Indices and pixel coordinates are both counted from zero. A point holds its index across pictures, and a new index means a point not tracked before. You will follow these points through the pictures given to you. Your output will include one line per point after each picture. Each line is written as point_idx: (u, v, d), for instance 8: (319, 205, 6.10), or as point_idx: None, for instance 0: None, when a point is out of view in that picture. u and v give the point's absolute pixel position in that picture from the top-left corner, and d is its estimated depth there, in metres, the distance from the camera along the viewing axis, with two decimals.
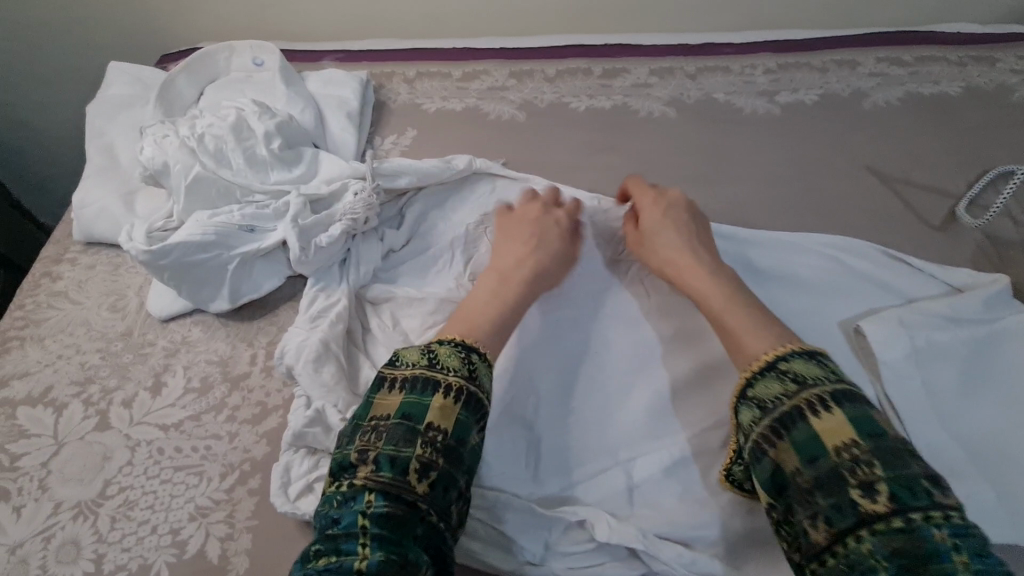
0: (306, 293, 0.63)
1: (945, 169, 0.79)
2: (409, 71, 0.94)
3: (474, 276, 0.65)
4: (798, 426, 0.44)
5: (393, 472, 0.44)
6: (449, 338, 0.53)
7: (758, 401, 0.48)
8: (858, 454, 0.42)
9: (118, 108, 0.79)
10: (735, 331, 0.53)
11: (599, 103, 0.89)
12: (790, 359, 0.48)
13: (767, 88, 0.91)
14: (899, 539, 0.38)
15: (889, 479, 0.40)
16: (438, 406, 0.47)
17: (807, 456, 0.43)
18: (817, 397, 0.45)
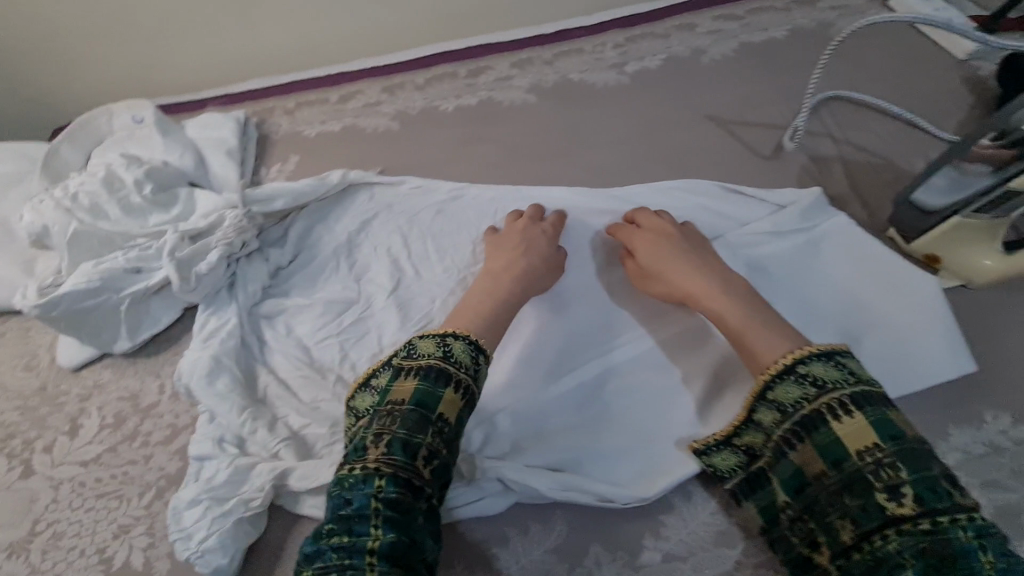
0: (199, 318, 0.69)
1: (774, 106, 0.89)
2: (289, 103, 1.00)
3: (358, 278, 0.73)
4: (820, 430, 0.49)
5: (402, 456, 0.48)
6: (459, 333, 0.56)
7: (779, 404, 0.52)
8: (880, 456, 0.46)
9: (8, 184, 0.84)
10: (746, 333, 0.56)
11: (467, 101, 0.96)
12: (808, 362, 0.51)
13: (617, 61, 0.99)
14: (925, 539, 0.42)
15: (912, 481, 0.44)
16: (448, 399, 0.52)
17: (830, 461, 0.48)
18: (838, 401, 0.49)
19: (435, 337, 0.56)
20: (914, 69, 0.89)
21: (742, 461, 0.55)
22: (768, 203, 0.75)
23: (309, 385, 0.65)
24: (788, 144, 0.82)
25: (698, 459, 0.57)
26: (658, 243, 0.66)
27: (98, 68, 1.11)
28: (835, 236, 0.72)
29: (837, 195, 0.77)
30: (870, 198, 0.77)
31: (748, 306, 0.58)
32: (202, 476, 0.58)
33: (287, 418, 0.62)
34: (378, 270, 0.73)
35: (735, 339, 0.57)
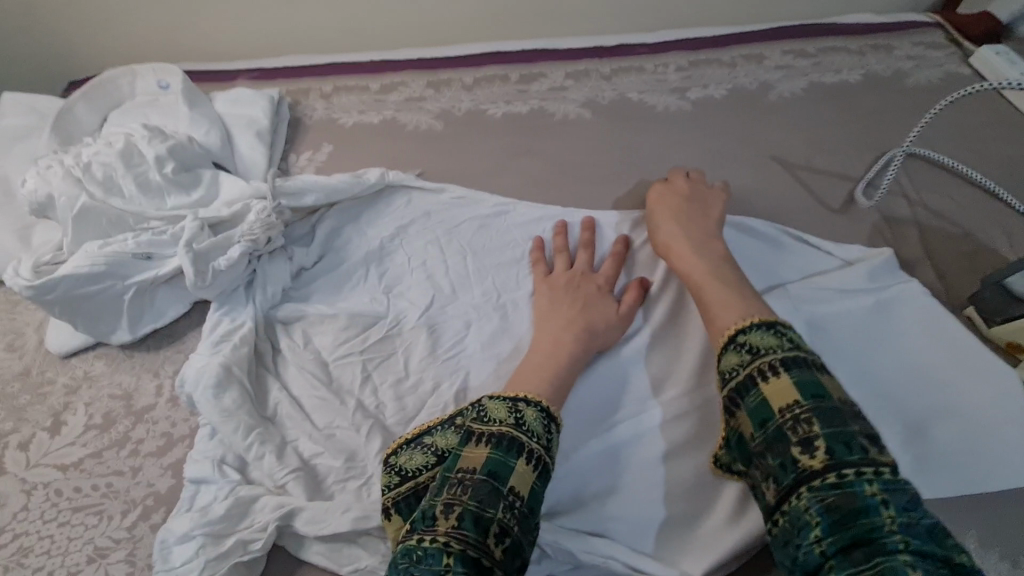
0: (209, 318, 0.62)
1: (845, 154, 0.83)
2: (326, 87, 0.93)
3: (389, 290, 0.66)
4: (751, 393, 0.47)
5: (471, 530, 0.41)
6: (533, 397, 0.50)
7: (721, 374, 0.50)
8: (799, 413, 0.44)
9: (13, 140, 0.77)
10: (710, 306, 0.55)
11: (517, 108, 0.90)
12: (749, 330, 0.50)
13: (678, 85, 0.93)
14: (833, 493, 0.40)
15: (827, 436, 0.42)
16: (521, 471, 0.45)
17: (758, 421, 0.46)
18: (769, 364, 0.47)
19: (507, 400, 0.49)
20: (994, 134, 0.84)
21: None
22: (834, 258, 0.70)
23: (325, 409, 0.57)
24: (860, 199, 0.76)
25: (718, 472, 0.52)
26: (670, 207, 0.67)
27: (127, 26, 1.05)
28: (907, 299, 0.65)
29: (911, 258, 0.71)
30: (948, 265, 0.71)
31: (713, 274, 0.58)
32: (197, 504, 0.51)
33: (298, 442, 0.55)
34: (412, 281, 0.66)
35: (701, 303, 0.57)
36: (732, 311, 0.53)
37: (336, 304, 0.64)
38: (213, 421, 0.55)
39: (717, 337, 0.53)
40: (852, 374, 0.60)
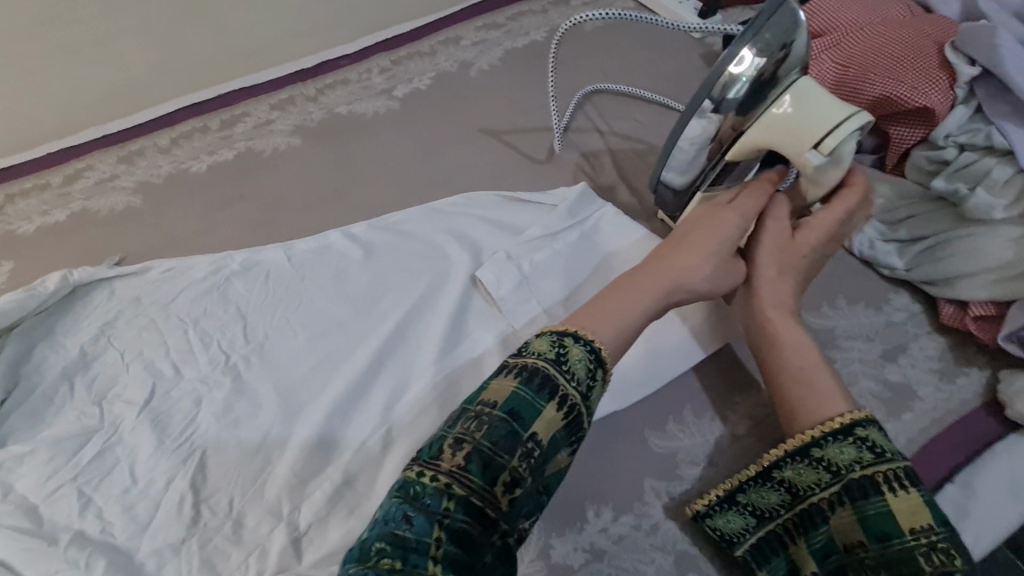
0: (52, 398, 0.68)
1: None
2: (163, 138, 0.98)
3: (211, 331, 0.74)
4: (872, 498, 0.50)
5: (484, 480, 0.46)
6: (579, 334, 0.56)
7: (825, 463, 0.53)
8: (933, 539, 0.48)
9: None
10: (792, 403, 0.57)
11: (357, 108, 1.00)
12: (865, 426, 0.53)
13: (496, 65, 1.06)
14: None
15: (965, 570, 0.46)
16: (547, 417, 0.50)
17: (876, 534, 0.49)
18: (893, 474, 0.50)
19: (553, 337, 0.55)
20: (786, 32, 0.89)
21: (747, 524, 0.56)
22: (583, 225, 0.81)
23: (163, 446, 0.65)
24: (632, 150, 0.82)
25: (700, 522, 0.58)
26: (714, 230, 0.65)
27: None
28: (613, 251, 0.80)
29: None
30: None
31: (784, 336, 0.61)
32: (45, 563, 0.57)
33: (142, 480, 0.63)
34: (243, 326, 0.75)
35: (782, 401, 0.58)
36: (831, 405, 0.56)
37: (180, 364, 0.72)
38: (66, 481, 0.63)
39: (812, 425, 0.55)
40: None
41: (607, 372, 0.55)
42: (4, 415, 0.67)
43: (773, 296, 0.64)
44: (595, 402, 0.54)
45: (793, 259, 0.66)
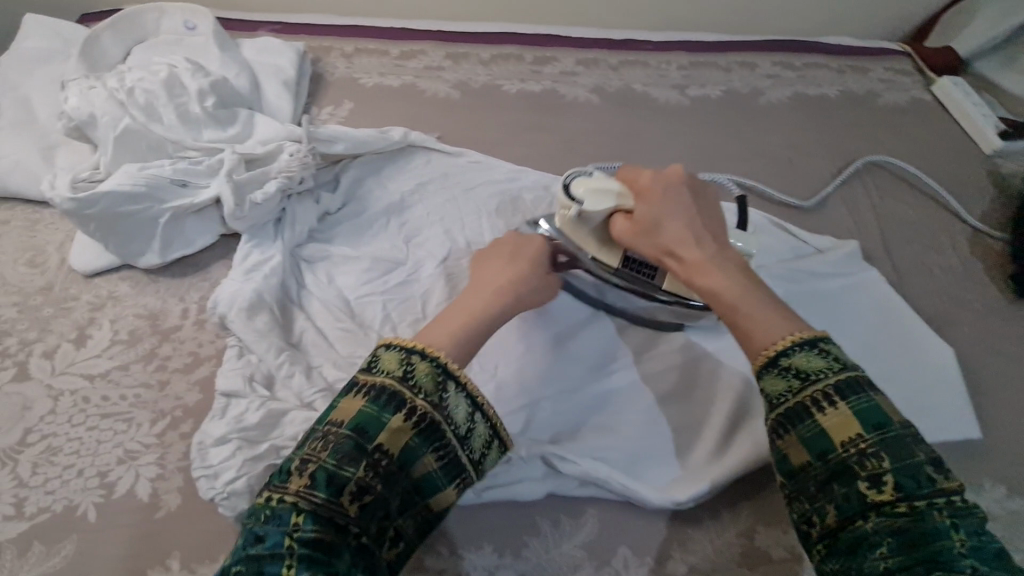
0: (240, 248, 0.65)
1: (826, 160, 0.94)
2: (346, 46, 0.97)
3: (409, 241, 0.71)
4: (804, 421, 0.43)
5: (329, 494, 0.40)
6: (430, 352, 0.47)
7: (766, 394, 0.45)
8: (864, 447, 0.41)
9: (36, 62, 0.76)
10: (741, 324, 0.48)
11: (530, 87, 0.97)
12: (792, 353, 0.45)
13: (679, 81, 1.03)
14: (903, 521, 0.38)
15: (895, 471, 0.39)
16: (394, 428, 0.43)
17: (815, 453, 0.42)
18: (822, 393, 0.43)
19: (399, 350, 0.47)
20: (948, 155, 0.98)
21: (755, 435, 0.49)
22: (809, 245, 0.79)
23: (348, 338, 0.61)
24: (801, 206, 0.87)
25: None
26: (513, 260, 0.59)
27: None
28: (864, 286, 0.75)
29: (870, 248, 0.83)
30: (900, 259, 0.82)
31: (749, 299, 0.49)
32: (230, 413, 0.55)
33: (322, 368, 0.60)
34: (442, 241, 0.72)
35: (738, 329, 0.48)
36: (782, 323, 0.47)
37: (380, 267, 0.67)
38: (248, 349, 0.60)
39: (755, 354, 0.47)
40: None
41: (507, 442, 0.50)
42: (190, 275, 0.66)
43: (724, 287, 0.50)
44: (478, 430, 0.47)
45: (703, 264, 0.51)
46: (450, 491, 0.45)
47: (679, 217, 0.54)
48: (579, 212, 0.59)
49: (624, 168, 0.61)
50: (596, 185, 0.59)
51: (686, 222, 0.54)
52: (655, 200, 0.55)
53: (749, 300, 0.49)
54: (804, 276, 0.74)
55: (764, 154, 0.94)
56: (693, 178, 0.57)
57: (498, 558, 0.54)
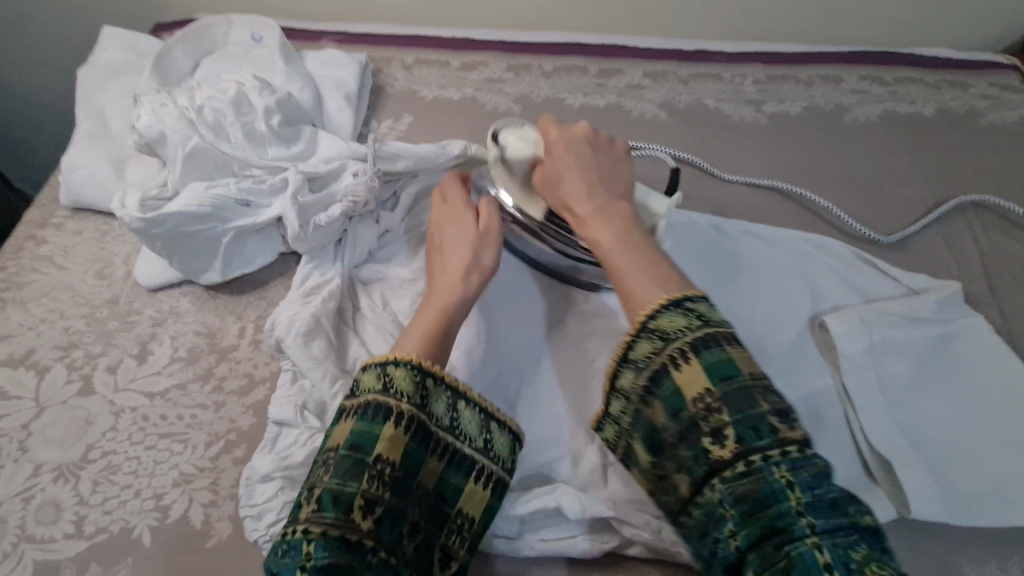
0: (299, 270, 0.65)
1: (919, 188, 0.86)
2: (408, 57, 0.95)
3: None
4: (664, 383, 0.47)
5: (337, 512, 0.44)
6: (402, 357, 0.51)
7: (634, 361, 0.49)
8: (710, 403, 0.44)
9: (111, 74, 0.77)
10: (625, 281, 0.52)
11: (594, 101, 0.93)
12: (659, 316, 0.49)
13: (755, 97, 0.96)
14: (743, 482, 0.41)
15: (735, 424, 0.43)
16: (388, 436, 0.47)
17: (671, 411, 0.46)
18: (678, 351, 0.46)
19: (376, 367, 0.51)
20: None
21: None
22: (899, 285, 0.72)
23: None
24: (882, 242, 0.79)
25: (598, 432, 0.53)
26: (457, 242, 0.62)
27: None
28: (968, 332, 0.67)
29: (972, 291, 0.75)
30: (1008, 302, 0.74)
31: (626, 249, 0.55)
32: (279, 445, 0.54)
33: None
34: (508, 272, 0.69)
35: (616, 280, 0.54)
36: (649, 286, 0.51)
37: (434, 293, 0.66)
38: (300, 376, 0.58)
39: (632, 315, 0.51)
40: (894, 403, 0.62)
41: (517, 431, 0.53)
42: (249, 294, 0.66)
43: (607, 237, 0.56)
44: (467, 418, 0.51)
45: (595, 218, 0.57)
46: (470, 486, 0.50)
47: (576, 169, 0.59)
48: (504, 159, 0.64)
49: (546, 118, 0.64)
50: (521, 135, 0.64)
51: (585, 179, 0.59)
52: (558, 153, 0.61)
53: (627, 252, 0.54)
54: (889, 322, 0.67)
55: (850, 180, 0.87)
56: (592, 133, 0.62)
57: None
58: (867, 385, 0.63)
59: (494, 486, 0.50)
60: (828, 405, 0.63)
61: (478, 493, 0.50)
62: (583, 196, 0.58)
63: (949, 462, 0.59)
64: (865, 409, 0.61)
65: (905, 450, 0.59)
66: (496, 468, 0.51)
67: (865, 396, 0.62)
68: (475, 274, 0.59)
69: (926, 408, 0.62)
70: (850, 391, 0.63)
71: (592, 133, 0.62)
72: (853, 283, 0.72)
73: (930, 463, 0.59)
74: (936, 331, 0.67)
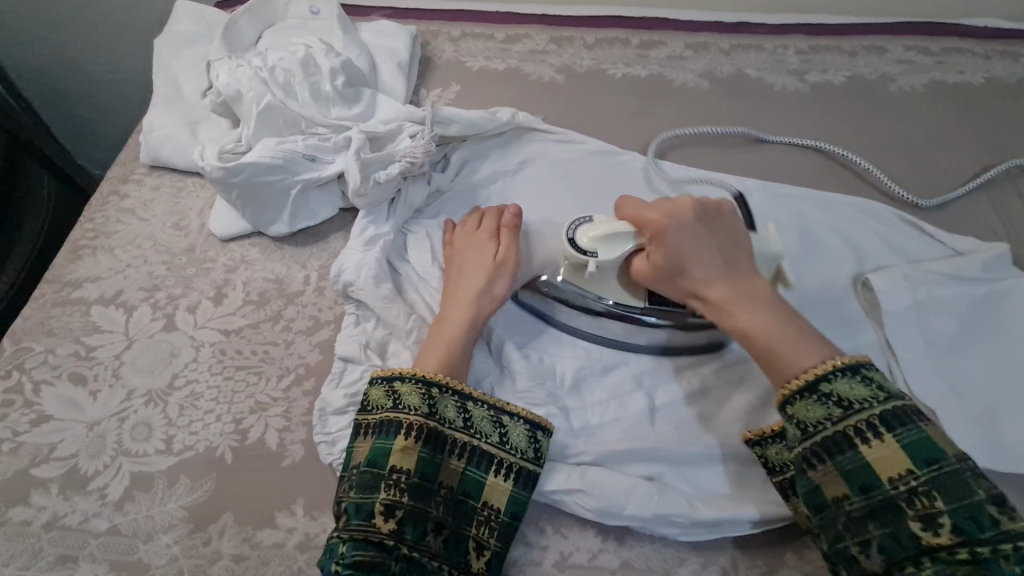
0: (357, 222, 0.68)
1: (966, 156, 0.86)
2: (454, 30, 0.98)
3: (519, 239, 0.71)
4: (848, 452, 0.48)
5: (361, 519, 0.49)
6: (407, 371, 0.54)
7: (800, 421, 0.50)
8: (914, 485, 0.45)
9: (184, 44, 0.83)
10: (774, 352, 0.52)
11: (636, 72, 0.94)
12: (834, 379, 0.50)
13: (797, 67, 0.96)
14: (963, 566, 0.43)
15: (951, 511, 0.44)
16: (400, 448, 0.51)
17: (860, 485, 0.47)
18: (867, 424, 0.48)
19: (384, 383, 0.54)
20: None
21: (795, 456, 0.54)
22: (944, 246, 0.73)
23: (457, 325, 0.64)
24: (922, 205, 0.80)
25: (751, 447, 0.56)
26: (465, 273, 0.62)
27: None
28: (1017, 290, 0.67)
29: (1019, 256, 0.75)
30: None
31: (779, 323, 0.53)
32: (346, 380, 0.59)
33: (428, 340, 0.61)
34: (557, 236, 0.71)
35: (767, 357, 0.53)
36: (798, 357, 0.52)
37: None
38: (362, 319, 0.63)
39: (779, 382, 0.52)
40: (939, 361, 0.63)
41: (548, 424, 0.55)
42: (313, 246, 0.70)
43: (756, 325, 0.53)
44: (478, 416, 0.54)
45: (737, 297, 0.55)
46: (491, 478, 0.52)
47: (703, 259, 0.56)
48: (597, 266, 0.59)
49: (626, 203, 0.60)
50: (607, 233, 0.58)
51: (717, 260, 0.56)
52: (672, 242, 0.56)
53: (782, 334, 0.53)
54: (935, 280, 0.67)
55: (894, 148, 0.87)
56: (698, 206, 0.58)
57: (601, 542, 0.54)
58: (913, 346, 0.64)
59: (515, 477, 0.52)
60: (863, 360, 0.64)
61: (500, 484, 0.52)
62: (717, 275, 0.56)
63: (989, 415, 0.60)
64: (909, 367, 0.63)
65: (946, 403, 0.60)
66: (515, 459, 0.53)
67: (910, 357, 0.63)
68: (488, 300, 0.61)
69: (970, 365, 0.63)
70: (895, 349, 0.64)
71: (701, 208, 0.58)
72: (894, 244, 0.73)
73: (975, 415, 0.60)
74: (980, 291, 0.67)
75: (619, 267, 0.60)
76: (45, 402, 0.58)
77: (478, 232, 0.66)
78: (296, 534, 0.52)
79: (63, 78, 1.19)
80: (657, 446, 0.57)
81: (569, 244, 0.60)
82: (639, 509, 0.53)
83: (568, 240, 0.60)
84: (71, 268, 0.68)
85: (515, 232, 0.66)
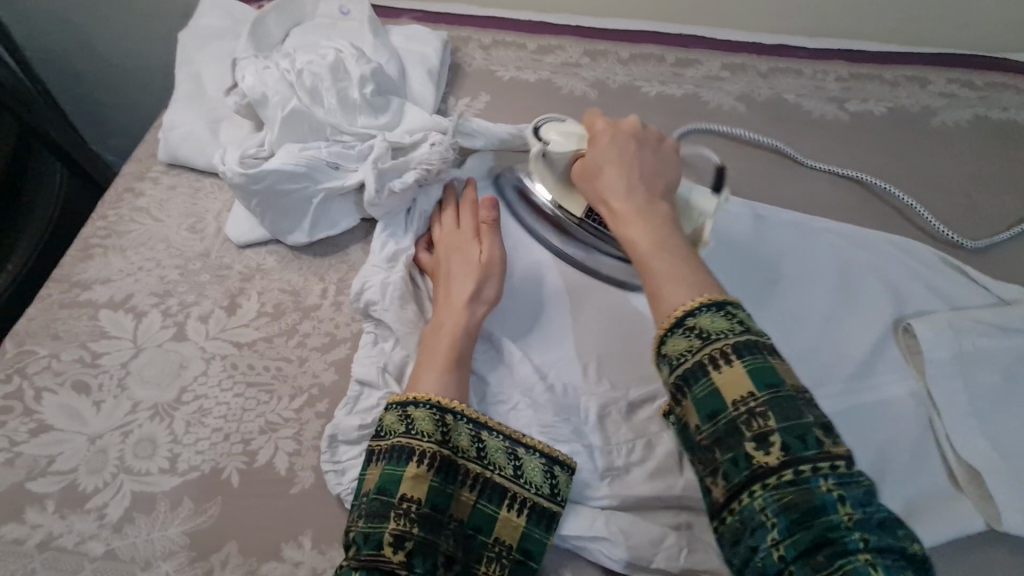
0: (376, 236, 0.65)
1: (1010, 198, 0.82)
2: (485, 38, 0.96)
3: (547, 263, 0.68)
4: (700, 381, 0.42)
5: (371, 549, 0.45)
6: (422, 395, 0.51)
7: (667, 359, 0.44)
8: (752, 407, 0.40)
9: (209, 39, 0.80)
10: (657, 275, 0.47)
11: (670, 90, 0.91)
12: (699, 313, 0.44)
13: (837, 94, 0.93)
14: (790, 491, 0.38)
15: (782, 430, 0.39)
16: (411, 475, 0.48)
17: (706, 413, 0.42)
18: (719, 352, 0.42)
19: (398, 407, 0.51)
20: None
21: None
22: (989, 293, 0.69)
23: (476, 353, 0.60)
24: (966, 246, 0.77)
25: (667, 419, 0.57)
26: (453, 276, 0.60)
27: None
28: None
29: None
30: None
31: (662, 245, 0.49)
32: (361, 405, 0.56)
33: None
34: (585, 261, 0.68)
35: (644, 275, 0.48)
36: (681, 282, 0.46)
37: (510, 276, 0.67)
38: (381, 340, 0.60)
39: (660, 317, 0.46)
40: (982, 417, 0.60)
41: (568, 461, 0.52)
42: (332, 257, 0.67)
43: (641, 237, 0.50)
44: (492, 446, 0.51)
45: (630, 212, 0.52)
46: (504, 513, 0.49)
47: (621, 168, 0.55)
48: (545, 154, 0.64)
49: (590, 113, 0.63)
50: (565, 130, 0.63)
51: (629, 176, 0.55)
52: (600, 151, 0.57)
53: (666, 256, 0.48)
54: (983, 331, 0.64)
55: (936, 184, 0.84)
56: (641, 130, 0.59)
57: None
58: (956, 400, 0.61)
59: (528, 513, 0.49)
60: (899, 413, 0.61)
61: (512, 520, 0.49)
62: (622, 185, 0.54)
63: None
64: (953, 422, 0.59)
65: (991, 464, 0.57)
66: (530, 494, 0.50)
67: (953, 412, 0.60)
68: (481, 305, 0.58)
69: (1015, 423, 0.60)
70: (936, 403, 0.61)
71: (642, 130, 0.59)
72: (936, 288, 0.70)
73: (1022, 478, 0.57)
74: None
75: (566, 167, 0.63)
76: (46, 410, 0.56)
77: (465, 232, 0.63)
78: (302, 569, 0.49)
79: (84, 66, 1.17)
80: (685, 493, 0.53)
81: (533, 132, 0.65)
82: (667, 562, 0.51)
83: (533, 130, 0.65)
84: (80, 267, 0.65)
85: (495, 228, 0.63)
